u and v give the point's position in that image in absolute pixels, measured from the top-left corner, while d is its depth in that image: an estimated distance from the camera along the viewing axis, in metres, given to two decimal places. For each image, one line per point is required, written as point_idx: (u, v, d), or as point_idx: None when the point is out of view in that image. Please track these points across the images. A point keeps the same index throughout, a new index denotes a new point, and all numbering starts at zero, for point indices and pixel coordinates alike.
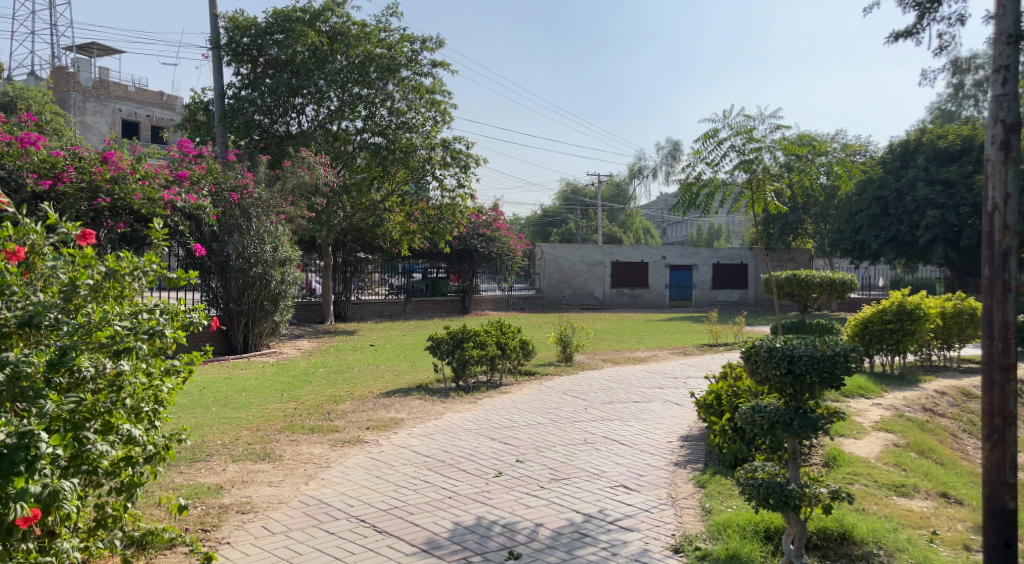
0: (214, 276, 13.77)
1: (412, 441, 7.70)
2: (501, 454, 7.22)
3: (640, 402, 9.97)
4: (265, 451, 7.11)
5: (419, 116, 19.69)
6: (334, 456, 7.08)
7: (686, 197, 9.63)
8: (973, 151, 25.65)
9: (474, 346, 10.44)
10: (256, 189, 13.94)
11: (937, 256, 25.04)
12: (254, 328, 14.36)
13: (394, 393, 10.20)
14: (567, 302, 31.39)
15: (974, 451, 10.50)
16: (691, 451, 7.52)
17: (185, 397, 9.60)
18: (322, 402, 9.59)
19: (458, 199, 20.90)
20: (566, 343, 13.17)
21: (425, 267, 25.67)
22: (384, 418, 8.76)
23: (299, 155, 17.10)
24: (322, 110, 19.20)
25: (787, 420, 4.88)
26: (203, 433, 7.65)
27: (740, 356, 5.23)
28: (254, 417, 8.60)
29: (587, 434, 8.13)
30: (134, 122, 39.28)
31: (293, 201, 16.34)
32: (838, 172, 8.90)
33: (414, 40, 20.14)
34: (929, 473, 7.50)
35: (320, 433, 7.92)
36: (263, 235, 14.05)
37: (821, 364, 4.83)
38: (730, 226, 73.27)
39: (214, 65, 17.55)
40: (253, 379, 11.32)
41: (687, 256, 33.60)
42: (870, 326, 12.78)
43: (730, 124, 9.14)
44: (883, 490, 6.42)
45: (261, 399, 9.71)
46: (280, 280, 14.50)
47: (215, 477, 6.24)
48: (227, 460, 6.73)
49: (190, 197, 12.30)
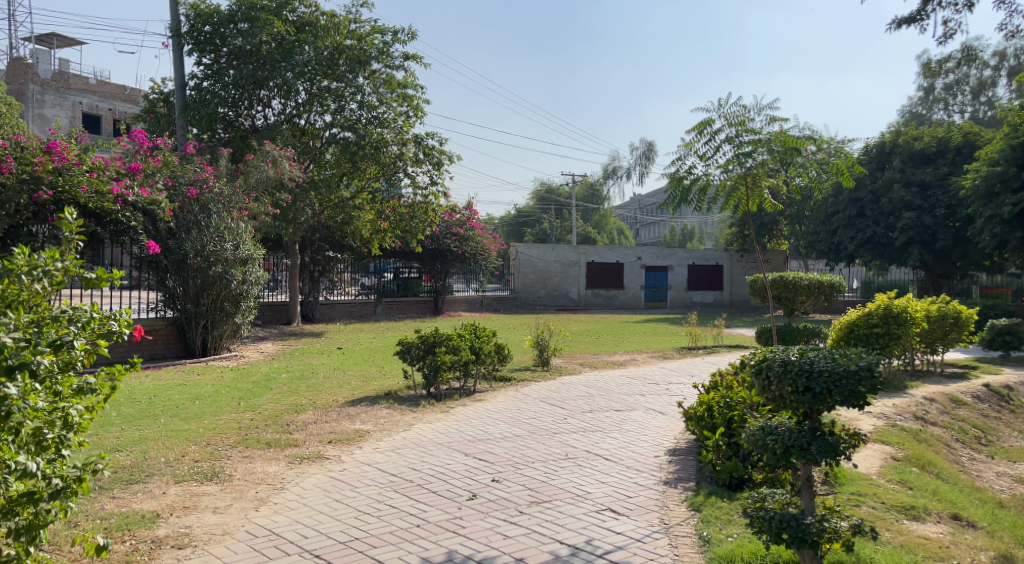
0: (171, 275, 13.00)
1: (378, 457, 7.02)
2: (476, 471, 6.58)
3: (622, 411, 9.38)
4: (214, 470, 6.40)
5: (390, 110, 19.01)
6: (290, 476, 6.40)
7: (676, 193, 9.10)
8: (948, 152, 25.49)
9: (447, 352, 9.77)
10: (216, 183, 13.23)
11: (912, 258, 24.70)
12: (213, 330, 13.56)
13: (361, 402, 9.50)
14: (541, 303, 30.82)
15: (969, 462, 10.06)
16: (680, 467, 6.93)
17: (130, 407, 8.84)
18: (281, 412, 8.89)
19: (430, 197, 20.21)
20: (542, 347, 12.54)
21: (397, 267, 25.01)
22: (347, 430, 8.06)
23: (262, 149, 16.22)
24: (289, 103, 18.41)
25: (802, 445, 4.31)
26: (145, 450, 6.92)
27: (748, 369, 4.64)
28: (205, 430, 7.87)
29: (568, 448, 7.52)
30: (95, 116, 38.05)
31: (257, 197, 15.43)
32: (842, 167, 8.47)
33: (385, 32, 19.44)
34: (936, 491, 7.00)
35: (277, 448, 7.22)
36: (224, 231, 13.18)
37: (844, 381, 4.26)
38: (703, 227, 72.91)
39: (175, 53, 16.69)
40: (210, 385, 10.59)
41: (662, 256, 33.15)
42: (855, 330, 12.15)
43: (724, 116, 8.68)
44: (892, 514, 5.89)
45: (215, 409, 8.98)
46: (242, 280, 13.61)
47: (152, 502, 5.53)
48: (169, 481, 6.02)
49: (143, 190, 11.58)
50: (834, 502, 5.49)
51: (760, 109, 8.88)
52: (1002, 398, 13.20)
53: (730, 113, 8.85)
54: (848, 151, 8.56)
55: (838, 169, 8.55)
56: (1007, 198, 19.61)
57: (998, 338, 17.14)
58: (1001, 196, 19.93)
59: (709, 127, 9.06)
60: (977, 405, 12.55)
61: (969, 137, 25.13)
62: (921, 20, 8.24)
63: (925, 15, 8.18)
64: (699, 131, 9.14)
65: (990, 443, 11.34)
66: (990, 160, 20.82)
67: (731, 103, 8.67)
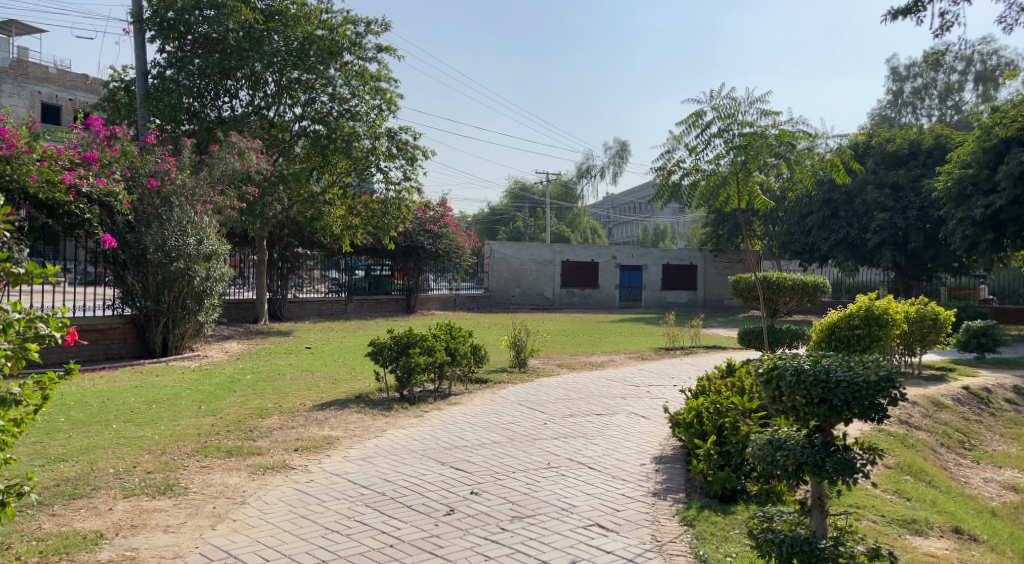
0: (129, 271, 12.41)
1: (347, 466, 6.56)
2: (454, 482, 6.15)
3: (604, 415, 8.98)
4: (168, 482, 5.94)
5: (363, 103, 18.47)
6: (252, 488, 5.94)
7: (666, 188, 8.75)
8: (920, 155, 25.44)
9: (421, 353, 9.31)
10: (180, 174, 12.64)
11: (885, 259, 24.57)
12: (174, 329, 13.00)
13: (330, 405, 9.03)
14: (515, 302, 30.43)
15: (956, 468, 9.71)
16: (668, 476, 6.56)
17: (82, 412, 8.29)
18: (244, 417, 8.39)
19: (403, 193, 19.67)
20: (519, 348, 12.13)
21: (368, 264, 24.56)
22: (315, 436, 7.59)
23: (228, 140, 15.59)
24: (258, 94, 17.86)
25: (817, 461, 4.05)
26: (94, 460, 6.43)
27: (756, 379, 4.38)
28: (161, 436, 7.37)
29: (550, 455, 7.12)
30: (55, 106, 37.02)
31: (223, 191, 14.73)
32: (835, 162, 8.12)
33: (358, 22, 18.90)
34: (934, 502, 6.64)
35: (239, 457, 6.74)
36: (186, 225, 12.67)
37: (863, 392, 4.04)
38: (676, 227, 73.07)
39: (137, 39, 16.04)
40: (170, 387, 10.06)
41: (637, 256, 32.93)
42: (835, 331, 11.58)
43: (716, 109, 8.35)
44: (894, 528, 5.53)
45: (174, 413, 8.47)
46: (205, 276, 13.07)
47: (96, 521, 5.12)
48: (116, 496, 5.58)
49: (97, 181, 11.08)
50: (846, 524, 5.15)
51: (752, 102, 8.57)
52: (982, 401, 12.98)
53: (722, 106, 8.53)
54: (842, 146, 8.21)
55: (832, 165, 8.20)
56: (979, 200, 19.51)
57: (974, 340, 17.02)
58: (973, 198, 19.85)
59: (699, 120, 8.78)
60: (958, 408, 12.34)
61: (941, 140, 25.14)
62: (916, 12, 7.96)
63: (922, 6, 7.85)
64: (689, 123, 8.88)
65: (975, 447, 11.08)
66: (962, 162, 20.77)
67: (722, 95, 8.35)
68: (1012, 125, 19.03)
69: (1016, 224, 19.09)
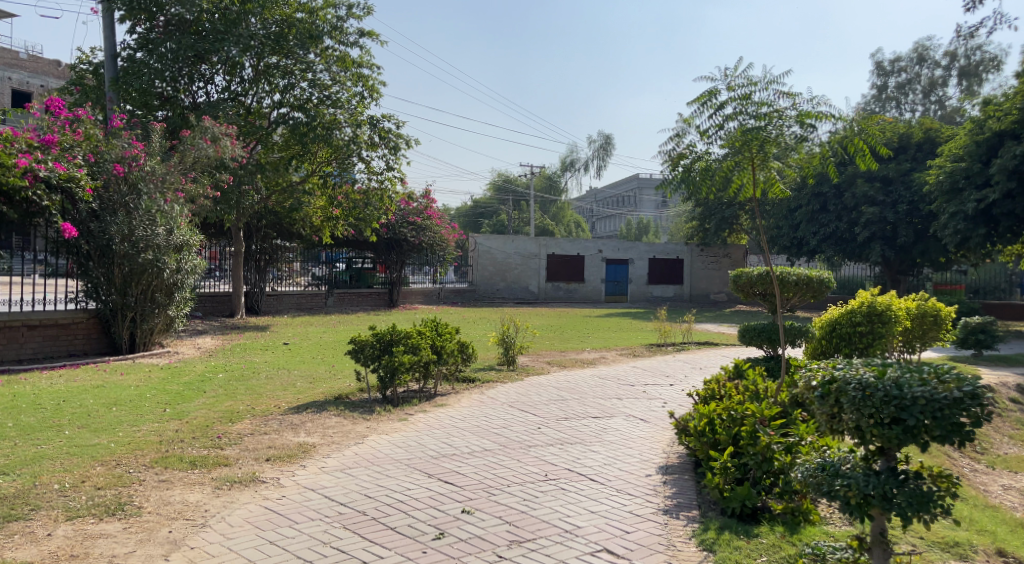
0: (92, 263, 11.63)
1: (323, 479, 5.88)
2: (442, 499, 5.50)
3: (601, 419, 8.34)
4: (119, 500, 5.25)
5: (343, 90, 17.69)
6: (215, 505, 5.27)
7: (675, 174, 8.19)
8: (909, 148, 24.92)
9: (405, 351, 8.61)
10: (150, 160, 11.90)
11: (875, 254, 24.14)
12: (142, 324, 12.21)
13: (308, 407, 8.34)
14: (500, 296, 29.79)
15: (972, 474, 9.15)
16: (677, 490, 5.93)
17: (32, 416, 7.57)
18: (213, 421, 7.67)
19: (386, 183, 18.91)
20: (508, 345, 11.47)
21: (350, 256, 23.90)
22: (289, 443, 6.90)
23: (201, 125, 14.68)
24: (234, 80, 17.03)
25: (885, 494, 4.13)
26: (38, 474, 5.74)
27: (817, 396, 4.37)
28: (118, 444, 6.68)
29: (547, 465, 6.47)
30: (27, 93, 35.92)
31: (195, 178, 13.90)
32: (860, 145, 7.54)
33: (339, 6, 18.14)
34: (969, 520, 6.04)
35: (204, 469, 6.05)
36: (155, 214, 11.86)
37: (943, 412, 4.01)
38: (660, 221, 72.61)
39: (105, 19, 15.21)
40: (134, 387, 9.34)
41: (623, 249, 32.27)
42: (836, 328, 10.86)
43: (729, 89, 7.79)
44: (939, 553, 5.00)
45: (135, 417, 7.75)
46: (175, 268, 12.30)
47: (31, 550, 4.53)
48: (58, 518, 4.92)
49: (57, 166, 10.40)
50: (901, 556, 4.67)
51: (768, 81, 8.03)
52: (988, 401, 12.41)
53: (737, 85, 7.96)
54: (866, 129, 7.63)
55: (856, 148, 7.62)
56: (971, 194, 18.99)
57: (972, 336, 16.49)
58: (966, 192, 19.34)
59: (712, 99, 8.21)
60: None
61: (931, 133, 24.64)
62: None
63: None
64: (702, 103, 8.29)
65: (985, 450, 10.53)
66: (954, 156, 20.24)
67: (735, 72, 7.81)
68: (1005, 119, 18.53)
69: (1009, 218, 18.58)
